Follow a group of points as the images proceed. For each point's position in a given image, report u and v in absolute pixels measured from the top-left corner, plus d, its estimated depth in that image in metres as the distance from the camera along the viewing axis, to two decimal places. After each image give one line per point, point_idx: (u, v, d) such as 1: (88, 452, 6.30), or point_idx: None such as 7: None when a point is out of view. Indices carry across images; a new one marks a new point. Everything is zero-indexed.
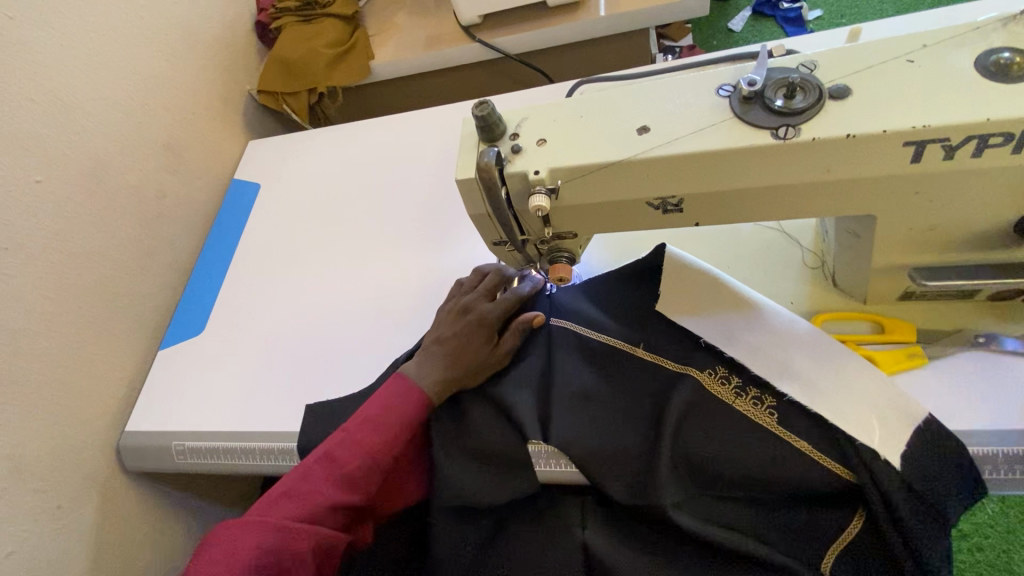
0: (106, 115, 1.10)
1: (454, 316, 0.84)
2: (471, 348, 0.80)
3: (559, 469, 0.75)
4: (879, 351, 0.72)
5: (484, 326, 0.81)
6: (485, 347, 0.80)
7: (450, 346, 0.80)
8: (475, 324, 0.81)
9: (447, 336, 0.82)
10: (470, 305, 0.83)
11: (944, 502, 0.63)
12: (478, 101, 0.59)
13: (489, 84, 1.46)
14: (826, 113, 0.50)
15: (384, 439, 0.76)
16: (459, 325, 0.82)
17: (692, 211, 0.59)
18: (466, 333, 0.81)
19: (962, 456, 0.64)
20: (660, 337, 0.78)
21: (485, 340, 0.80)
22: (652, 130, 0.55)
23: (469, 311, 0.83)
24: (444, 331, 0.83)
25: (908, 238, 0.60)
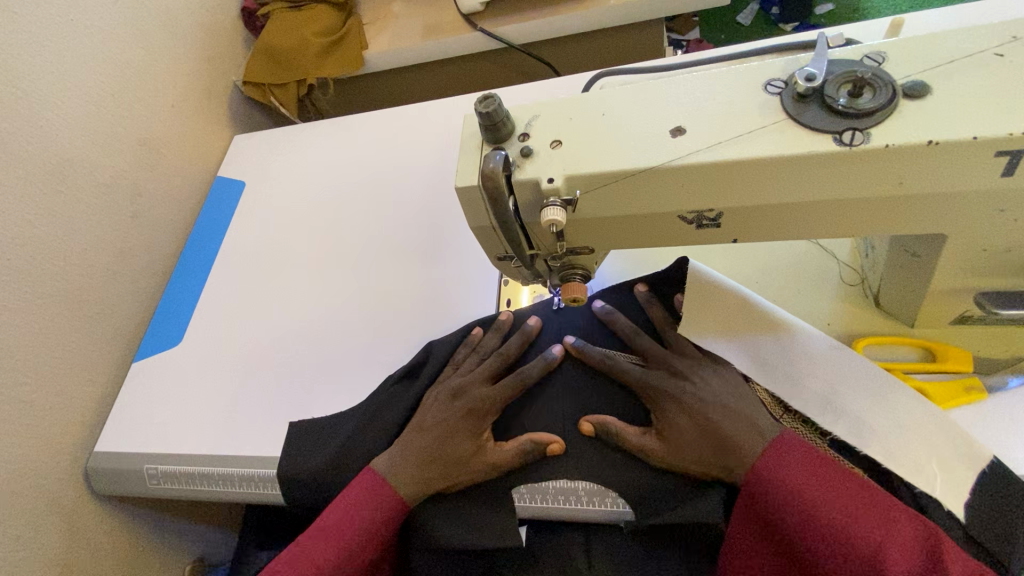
0: (74, 107, 1.01)
1: (444, 400, 0.76)
2: (457, 441, 0.72)
3: (540, 504, 0.71)
4: (928, 381, 0.64)
5: (474, 416, 0.73)
6: (473, 445, 0.72)
7: (434, 433, 0.73)
8: (464, 411, 0.74)
9: (433, 420, 0.75)
10: (463, 390, 0.76)
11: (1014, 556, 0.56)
12: (482, 95, 0.51)
13: (490, 76, 1.37)
14: (902, 115, 0.42)
15: (349, 543, 0.69)
16: (447, 411, 0.75)
17: (731, 226, 0.51)
18: (452, 423, 0.73)
19: None
20: (691, 364, 0.69)
21: (473, 433, 0.72)
22: (688, 132, 0.47)
23: (460, 397, 0.76)
24: (431, 416, 0.76)
25: (978, 260, 0.52)
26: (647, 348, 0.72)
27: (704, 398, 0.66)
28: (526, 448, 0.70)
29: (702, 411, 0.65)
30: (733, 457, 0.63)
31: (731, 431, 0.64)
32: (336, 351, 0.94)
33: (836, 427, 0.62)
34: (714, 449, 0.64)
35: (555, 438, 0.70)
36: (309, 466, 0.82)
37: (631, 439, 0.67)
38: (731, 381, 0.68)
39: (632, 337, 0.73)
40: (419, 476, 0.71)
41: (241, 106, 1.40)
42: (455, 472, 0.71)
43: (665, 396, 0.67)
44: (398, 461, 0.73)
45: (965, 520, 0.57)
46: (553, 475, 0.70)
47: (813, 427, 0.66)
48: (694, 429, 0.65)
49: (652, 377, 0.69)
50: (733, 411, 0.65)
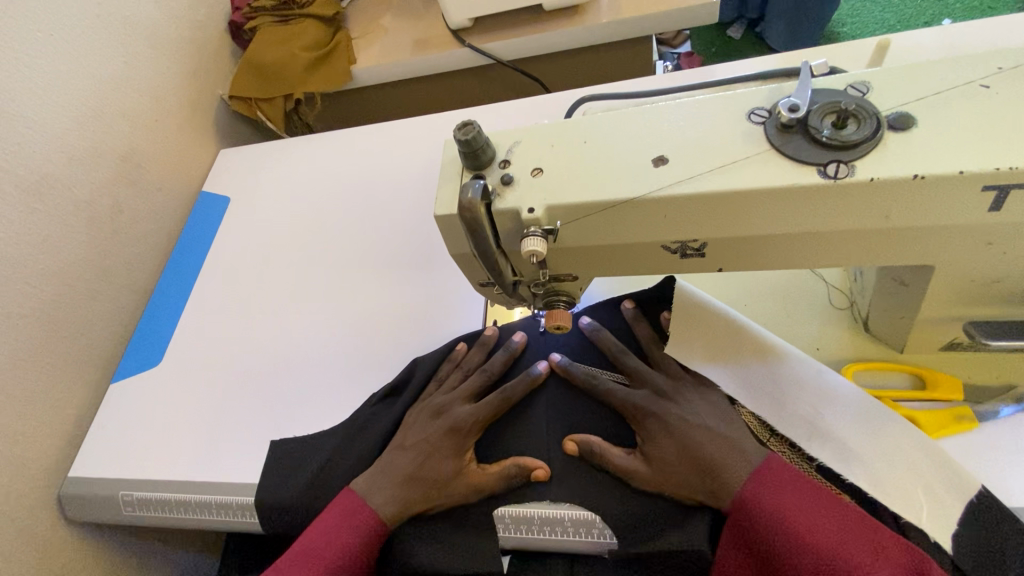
0: (54, 123, 0.99)
1: (427, 417, 0.76)
2: (439, 461, 0.71)
3: (523, 535, 0.68)
4: (919, 410, 0.63)
5: (457, 435, 0.73)
6: (454, 466, 0.71)
7: (417, 452, 0.73)
8: (447, 430, 0.73)
9: (416, 439, 0.74)
10: (446, 408, 0.76)
11: None
12: (461, 122, 0.49)
13: (480, 91, 1.37)
14: (886, 147, 0.41)
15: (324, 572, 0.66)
16: (430, 429, 0.74)
17: (716, 256, 0.50)
18: (434, 442, 0.73)
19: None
20: (676, 385, 0.69)
21: (455, 453, 0.72)
22: (671, 162, 0.46)
23: (444, 415, 0.75)
24: (414, 434, 0.75)
25: (966, 289, 0.51)
26: (634, 368, 0.71)
27: (690, 421, 0.66)
28: (509, 470, 0.69)
29: (686, 433, 0.65)
30: (716, 482, 0.62)
31: (716, 455, 0.63)
32: (320, 372, 0.92)
33: (822, 454, 0.61)
34: (697, 473, 0.63)
35: (541, 465, 0.69)
36: (288, 491, 0.80)
37: (614, 459, 0.67)
38: (716, 403, 0.67)
39: (619, 355, 0.73)
40: (399, 497, 0.70)
41: (228, 121, 1.39)
42: (436, 494, 0.70)
43: (650, 417, 0.67)
44: (378, 481, 0.72)
45: (952, 552, 0.55)
46: (537, 503, 0.68)
47: (801, 453, 0.64)
48: (677, 452, 0.64)
49: (637, 398, 0.69)
50: (719, 435, 0.64)
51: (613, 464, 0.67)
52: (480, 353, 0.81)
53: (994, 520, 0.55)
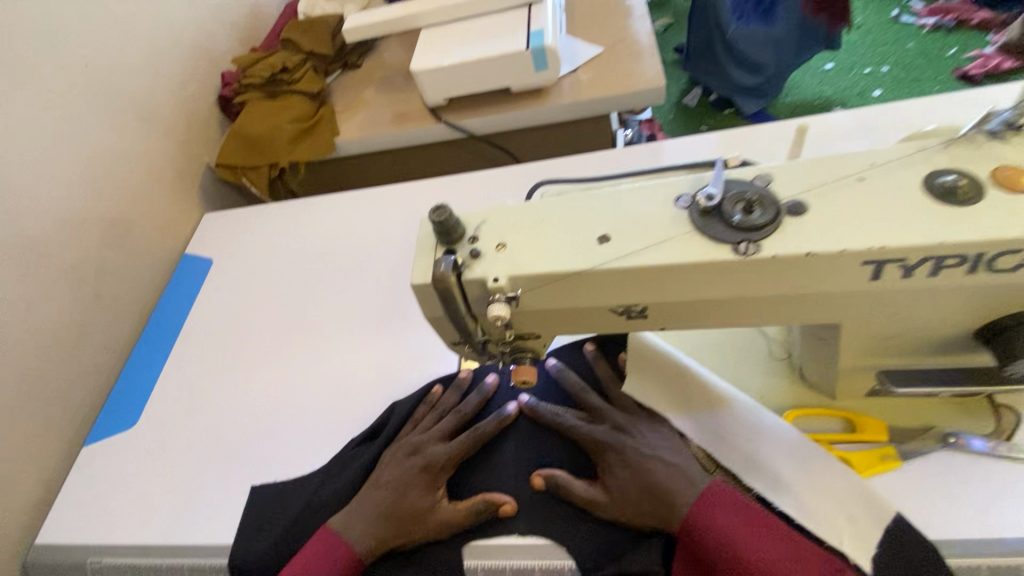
0: (45, 193, 1.04)
1: (403, 455, 0.81)
2: (413, 496, 0.76)
3: None
4: (850, 451, 0.70)
5: (431, 471, 0.79)
6: (427, 501, 0.76)
7: (393, 488, 0.78)
8: (422, 467, 0.79)
9: (392, 475, 0.79)
10: (421, 446, 0.81)
11: None
12: (435, 204, 0.57)
13: (456, 159, 1.47)
14: (785, 229, 0.50)
15: None
16: (405, 466, 0.80)
17: (657, 317, 0.57)
18: (409, 479, 0.78)
19: (937, 560, 0.62)
20: (631, 419, 0.78)
21: (428, 488, 0.77)
22: (613, 240, 0.54)
23: (418, 453, 0.81)
24: (390, 471, 0.80)
25: (871, 343, 0.60)
26: (594, 405, 0.80)
27: (643, 451, 0.73)
28: (479, 506, 0.74)
29: (640, 462, 0.72)
30: (666, 507, 0.69)
31: (666, 482, 0.70)
32: (298, 427, 0.94)
33: (757, 483, 0.70)
34: (650, 500, 0.70)
35: (508, 499, 0.75)
36: (264, 544, 0.82)
37: (577, 491, 0.73)
38: (665, 435, 0.75)
39: (581, 393, 0.82)
40: (375, 531, 0.75)
41: (214, 186, 1.45)
42: (410, 529, 0.75)
43: (608, 449, 0.75)
44: (355, 517, 0.77)
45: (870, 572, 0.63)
46: (507, 554, 0.73)
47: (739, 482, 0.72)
48: (632, 480, 0.71)
49: (598, 432, 0.77)
50: (668, 462, 0.72)
51: (577, 496, 0.73)
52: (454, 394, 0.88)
53: (910, 543, 0.63)
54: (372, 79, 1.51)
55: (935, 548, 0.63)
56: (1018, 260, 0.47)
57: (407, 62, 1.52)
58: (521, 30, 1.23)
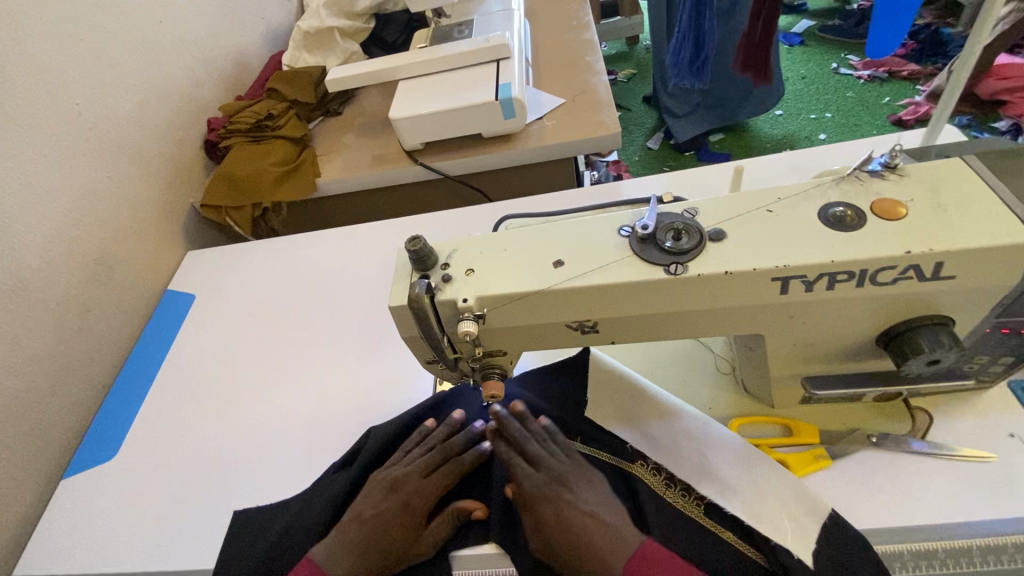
0: (36, 231, 1.09)
1: (384, 490, 0.84)
2: (395, 533, 0.79)
3: None
4: (789, 453, 0.78)
5: (411, 509, 0.81)
6: (409, 536, 0.80)
7: (374, 524, 0.80)
8: (402, 504, 0.81)
9: (373, 511, 0.82)
10: (401, 482, 0.83)
11: None
12: (411, 236, 0.65)
13: (433, 198, 1.57)
14: (708, 252, 0.59)
15: None
16: (386, 503, 0.82)
17: (607, 331, 0.65)
18: (390, 515, 0.81)
19: (867, 549, 0.69)
20: (573, 471, 0.79)
21: (409, 525, 0.80)
22: (565, 264, 0.62)
23: (398, 489, 0.83)
24: (371, 507, 0.82)
25: (794, 352, 0.69)
26: (534, 453, 0.79)
27: (582, 507, 0.75)
28: (452, 516, 0.80)
29: (579, 521, 0.74)
30: (600, 565, 0.71)
31: (603, 540, 0.72)
32: (279, 453, 0.98)
33: (706, 490, 0.76)
34: (585, 557, 0.72)
35: (479, 504, 0.82)
36: (240, 567, 0.83)
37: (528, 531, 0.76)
38: (601, 491, 0.77)
39: (523, 440, 0.79)
40: (358, 562, 0.79)
41: (198, 225, 1.51)
42: (394, 560, 0.79)
43: (546, 502, 0.75)
44: (337, 551, 0.80)
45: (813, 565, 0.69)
46: (479, 564, 0.80)
47: (690, 497, 0.77)
48: (569, 539, 0.73)
49: (535, 488, 0.77)
50: (604, 520, 0.74)
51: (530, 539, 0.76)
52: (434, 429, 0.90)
53: (841, 534, 0.70)
54: (353, 125, 1.61)
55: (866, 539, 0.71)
56: (895, 275, 0.57)
57: (386, 109, 1.64)
58: (491, 82, 1.36)
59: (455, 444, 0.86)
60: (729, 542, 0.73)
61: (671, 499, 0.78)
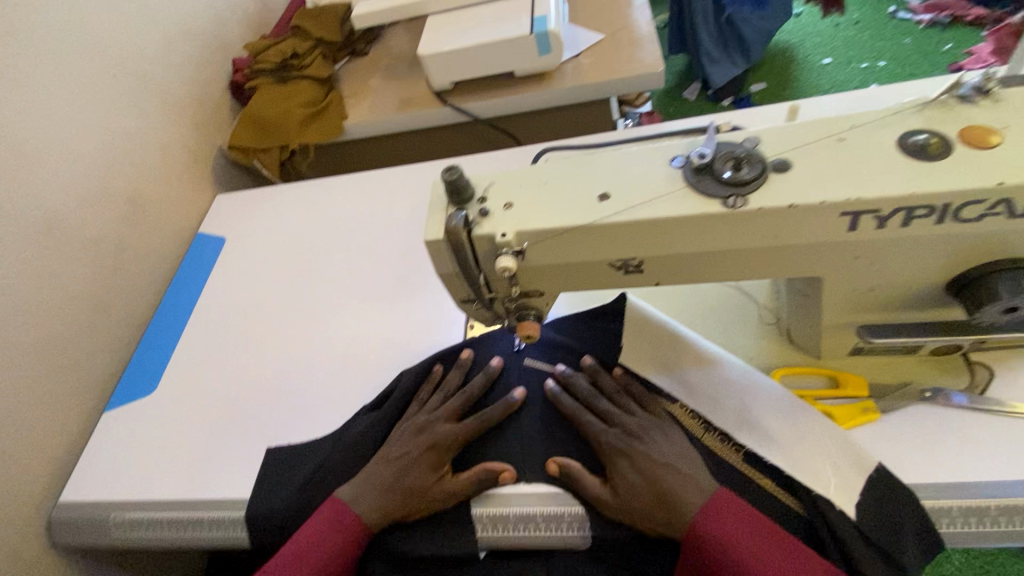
0: (68, 169, 1.09)
1: (411, 433, 0.85)
2: (417, 473, 0.80)
3: (500, 533, 0.78)
4: (835, 405, 0.75)
5: (435, 450, 0.82)
6: (431, 476, 0.80)
7: (397, 464, 0.82)
8: (427, 445, 0.82)
9: (398, 452, 0.83)
10: (428, 425, 0.85)
11: (903, 551, 0.66)
12: (447, 166, 0.61)
13: (460, 144, 1.52)
14: (771, 184, 0.54)
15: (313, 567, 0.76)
16: (412, 444, 0.83)
17: (652, 271, 0.62)
18: (414, 455, 0.82)
19: (915, 504, 0.67)
20: (645, 423, 0.78)
21: (433, 467, 0.81)
22: (612, 197, 0.58)
23: (425, 432, 0.84)
24: (397, 448, 0.84)
25: (852, 298, 0.64)
26: (605, 411, 0.81)
27: (654, 458, 0.74)
28: (480, 475, 0.79)
29: (652, 469, 0.73)
30: (674, 514, 0.70)
31: (676, 490, 0.71)
32: (312, 393, 0.99)
33: (749, 439, 0.74)
34: (659, 507, 0.71)
35: (507, 466, 0.80)
36: (273, 502, 0.87)
37: (587, 490, 0.75)
38: (679, 445, 0.76)
39: (590, 399, 0.83)
40: (381, 503, 0.80)
41: (225, 168, 1.50)
42: (416, 503, 0.80)
43: (622, 456, 0.75)
44: (363, 489, 0.82)
45: (856, 518, 0.68)
46: (513, 502, 0.78)
47: (729, 442, 0.76)
48: (644, 487, 0.72)
49: (609, 439, 0.78)
50: (682, 472, 0.73)
51: (587, 493, 0.74)
52: (460, 377, 0.91)
53: (889, 491, 0.68)
54: (379, 66, 1.55)
55: (916, 496, 0.68)
56: (981, 211, 0.52)
57: (413, 49, 1.57)
58: (525, 16, 1.28)
59: (475, 387, 0.87)
60: (768, 490, 0.72)
61: (705, 442, 0.77)
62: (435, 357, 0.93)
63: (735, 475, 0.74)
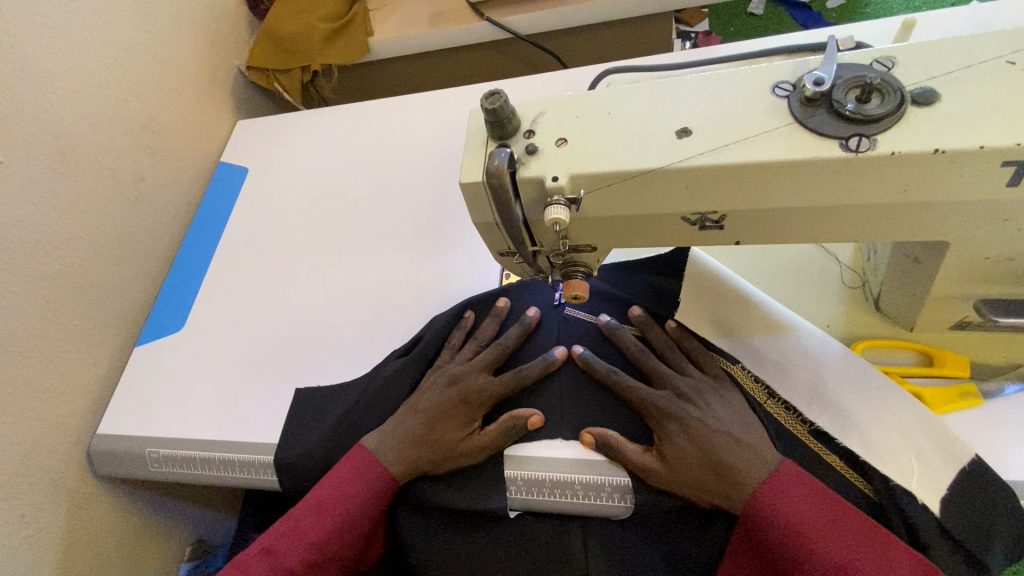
0: (78, 89, 1.00)
1: (442, 385, 0.80)
2: (445, 428, 0.76)
3: (536, 497, 0.73)
4: (925, 386, 0.67)
5: (466, 404, 0.77)
6: (460, 432, 0.76)
7: (425, 417, 0.77)
8: (458, 399, 0.77)
9: (427, 404, 0.78)
10: (460, 377, 0.80)
11: (989, 551, 0.59)
12: (489, 91, 0.50)
13: (497, 66, 1.37)
14: (909, 122, 0.42)
15: (336, 516, 0.73)
16: (442, 397, 0.78)
17: (734, 228, 0.51)
18: (444, 409, 0.77)
19: (1011, 502, 0.59)
20: (698, 385, 0.72)
21: (462, 423, 0.76)
22: (694, 133, 0.47)
23: (457, 385, 0.79)
24: (426, 399, 0.79)
25: (977, 267, 0.53)
26: (653, 369, 0.74)
27: (710, 424, 0.68)
28: (509, 425, 0.74)
29: (706, 437, 0.67)
30: (732, 487, 0.64)
31: (735, 460, 0.65)
32: (341, 340, 0.94)
33: (819, 419, 0.67)
34: (715, 477, 0.65)
35: (535, 412, 0.75)
36: (299, 449, 0.85)
37: (631, 455, 0.69)
38: (736, 410, 0.69)
39: (638, 355, 0.76)
40: (408, 455, 0.76)
41: (245, 92, 1.39)
42: (444, 457, 0.75)
43: (673, 421, 0.69)
44: (390, 440, 0.77)
45: (940, 515, 0.60)
46: (549, 467, 0.73)
47: (794, 414, 0.70)
48: (697, 456, 0.66)
49: (658, 401, 0.71)
50: (741, 442, 0.66)
51: (628, 460, 0.69)
52: (493, 326, 0.85)
53: (982, 486, 0.60)
54: None
55: (1012, 494, 0.60)
56: None
57: None
58: None
59: (511, 338, 0.81)
60: (837, 469, 0.66)
61: (767, 408, 0.71)
62: (467, 304, 0.88)
63: (799, 449, 0.68)
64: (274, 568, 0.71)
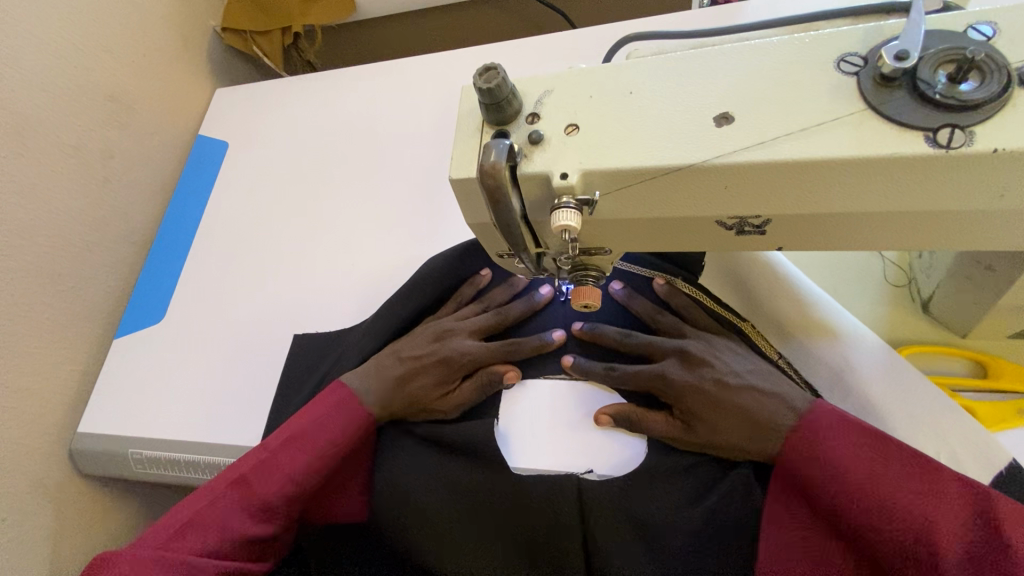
0: (30, 57, 0.90)
1: (429, 336, 0.74)
2: (422, 384, 0.70)
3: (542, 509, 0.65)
4: (976, 400, 0.60)
5: (448, 363, 0.71)
6: (437, 391, 0.71)
7: (403, 368, 0.72)
8: (441, 358, 0.71)
9: (411, 353, 0.73)
10: (447, 334, 0.73)
11: None
12: (483, 64, 0.41)
13: (496, 25, 1.25)
14: (1015, 109, 0.33)
15: (314, 452, 0.67)
16: (427, 350, 0.73)
17: (777, 234, 0.43)
18: (426, 363, 0.71)
19: None
20: (710, 341, 0.65)
21: (442, 379, 0.70)
22: (736, 121, 0.38)
23: (444, 342, 0.73)
24: (409, 347, 0.74)
25: None
26: (667, 327, 0.68)
27: (730, 384, 0.61)
28: (484, 378, 0.70)
29: (728, 399, 0.60)
30: (760, 436, 0.58)
31: (759, 411, 0.59)
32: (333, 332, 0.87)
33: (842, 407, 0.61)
34: (748, 432, 0.59)
35: (511, 366, 0.69)
36: None
37: (653, 428, 0.62)
38: (753, 362, 0.63)
39: (656, 316, 0.69)
40: (386, 400, 0.71)
41: (222, 57, 1.28)
42: (416, 410, 0.72)
43: (692, 389, 0.61)
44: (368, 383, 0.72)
45: None
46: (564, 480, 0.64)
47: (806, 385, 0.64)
48: (725, 421, 0.60)
49: (669, 370, 0.63)
50: (763, 393, 0.60)
51: (652, 431, 0.62)
52: (484, 287, 0.79)
53: None
54: None
55: None
56: None
57: None
58: None
59: (500, 295, 0.76)
60: None
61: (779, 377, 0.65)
62: (483, 260, 0.81)
63: None
64: (244, 500, 0.64)
